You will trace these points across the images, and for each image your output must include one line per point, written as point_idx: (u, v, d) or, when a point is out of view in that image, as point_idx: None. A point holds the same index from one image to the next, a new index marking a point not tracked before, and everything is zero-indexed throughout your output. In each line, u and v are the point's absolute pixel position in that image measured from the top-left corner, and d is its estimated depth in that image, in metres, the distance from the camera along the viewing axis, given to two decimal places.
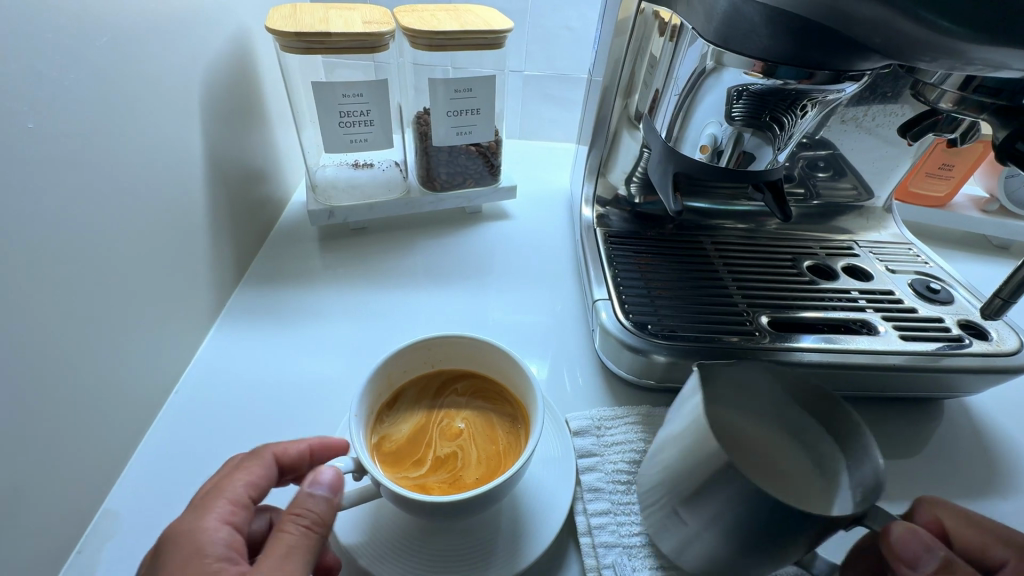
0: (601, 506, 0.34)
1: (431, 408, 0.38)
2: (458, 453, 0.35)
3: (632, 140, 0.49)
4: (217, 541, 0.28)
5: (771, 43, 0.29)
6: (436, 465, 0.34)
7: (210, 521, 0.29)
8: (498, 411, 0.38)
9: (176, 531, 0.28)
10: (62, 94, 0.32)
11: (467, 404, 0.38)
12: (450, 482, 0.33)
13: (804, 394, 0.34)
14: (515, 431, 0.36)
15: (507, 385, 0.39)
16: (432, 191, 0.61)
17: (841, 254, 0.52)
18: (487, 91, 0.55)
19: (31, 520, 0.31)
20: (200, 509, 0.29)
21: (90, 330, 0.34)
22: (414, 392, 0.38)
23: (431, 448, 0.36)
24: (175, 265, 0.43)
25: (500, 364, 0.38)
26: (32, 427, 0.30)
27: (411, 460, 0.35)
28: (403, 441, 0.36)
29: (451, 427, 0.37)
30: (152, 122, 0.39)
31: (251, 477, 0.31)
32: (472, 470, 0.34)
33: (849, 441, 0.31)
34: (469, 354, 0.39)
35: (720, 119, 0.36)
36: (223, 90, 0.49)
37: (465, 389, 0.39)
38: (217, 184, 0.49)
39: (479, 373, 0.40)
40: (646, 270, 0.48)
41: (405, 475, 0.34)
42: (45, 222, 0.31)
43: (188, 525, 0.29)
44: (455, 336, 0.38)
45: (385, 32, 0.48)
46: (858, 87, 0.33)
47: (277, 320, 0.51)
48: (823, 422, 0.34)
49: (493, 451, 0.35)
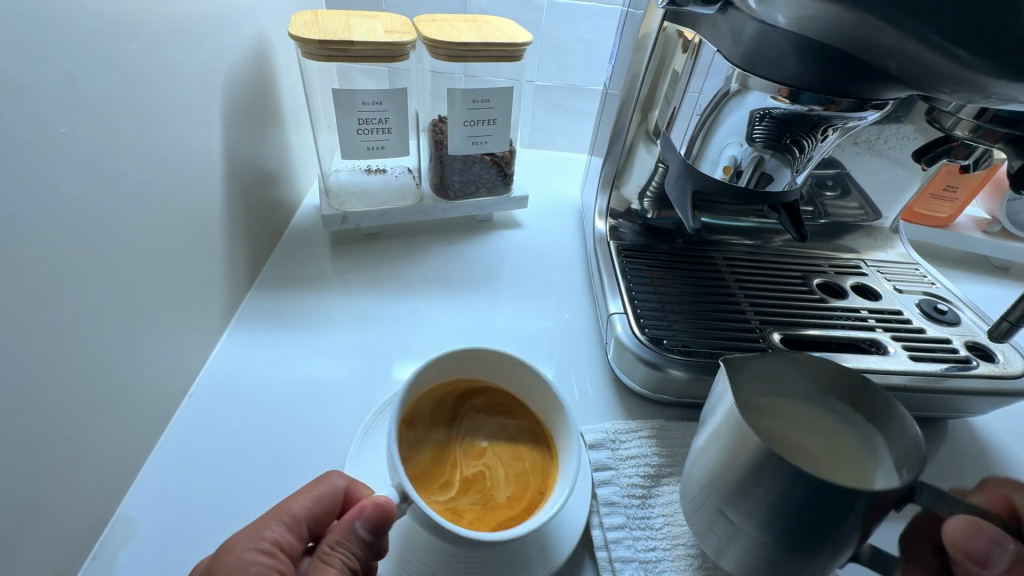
0: (618, 520, 0.35)
1: (449, 426, 0.38)
2: (485, 473, 0.36)
3: (648, 155, 0.50)
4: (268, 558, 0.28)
5: (800, 70, 0.30)
6: (465, 486, 0.35)
7: (266, 538, 0.29)
8: (520, 425, 0.39)
9: (234, 542, 0.29)
10: (91, 99, 0.32)
11: (486, 420, 0.39)
12: (482, 504, 0.34)
13: (838, 384, 0.35)
14: (543, 448, 0.37)
15: (530, 399, 0.39)
16: (445, 199, 0.61)
17: (849, 273, 0.53)
18: (504, 101, 0.55)
19: (47, 527, 0.31)
20: (261, 522, 0.29)
21: (110, 333, 0.34)
22: (428, 411, 0.38)
23: (458, 469, 0.36)
24: (192, 269, 0.43)
25: (523, 376, 0.39)
26: (55, 431, 0.30)
27: (438, 484, 0.35)
28: (428, 462, 0.36)
29: (473, 445, 0.37)
30: (172, 125, 0.39)
31: (315, 498, 0.31)
32: (504, 488, 0.35)
33: (891, 423, 0.32)
34: (489, 366, 0.39)
35: (740, 140, 0.36)
36: (243, 94, 0.49)
37: (480, 404, 0.39)
38: (234, 187, 0.49)
39: (498, 387, 0.40)
40: (659, 284, 0.48)
41: (436, 500, 0.34)
42: (73, 226, 0.31)
43: (248, 539, 0.29)
44: (467, 350, 0.38)
45: (406, 41, 0.49)
46: (879, 114, 0.34)
47: (289, 325, 0.51)
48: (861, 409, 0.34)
49: (522, 467, 0.36)
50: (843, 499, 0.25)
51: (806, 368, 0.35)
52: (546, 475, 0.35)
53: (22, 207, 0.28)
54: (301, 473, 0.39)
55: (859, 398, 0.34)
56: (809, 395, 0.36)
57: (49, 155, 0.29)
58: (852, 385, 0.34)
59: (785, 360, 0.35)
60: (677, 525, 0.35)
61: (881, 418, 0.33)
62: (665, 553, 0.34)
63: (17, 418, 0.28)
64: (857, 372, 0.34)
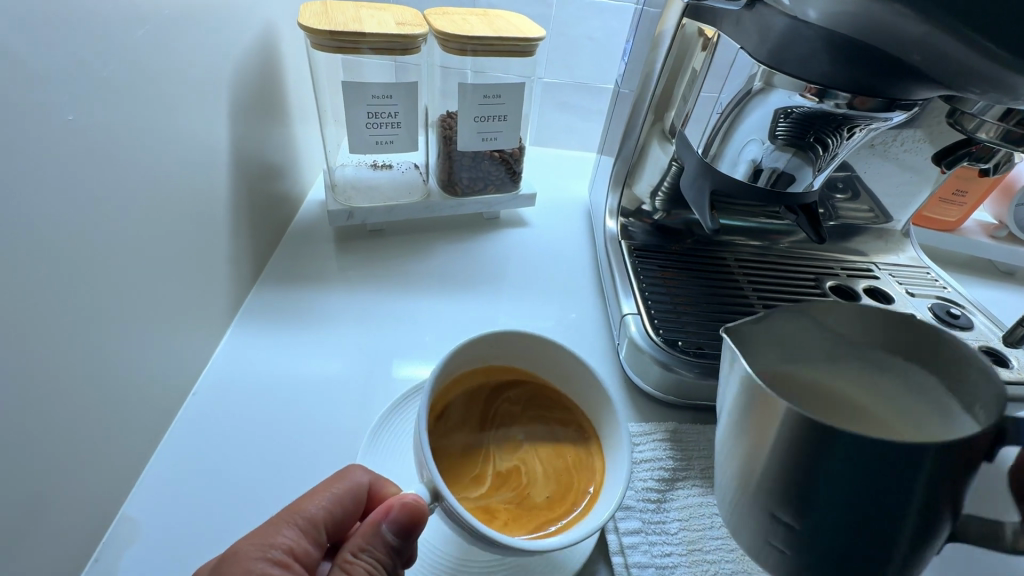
0: (633, 524, 0.34)
1: (484, 416, 0.38)
2: (521, 469, 0.36)
3: (662, 152, 0.49)
4: (277, 563, 0.27)
5: (832, 69, 0.30)
6: (499, 483, 0.35)
7: (276, 543, 0.27)
8: (557, 421, 0.39)
9: (243, 552, 0.27)
10: (101, 85, 0.31)
11: (523, 412, 0.39)
12: (517, 502, 0.34)
13: (878, 329, 0.31)
14: (585, 446, 0.37)
15: (570, 393, 0.40)
16: (453, 196, 0.60)
17: (861, 276, 0.53)
18: (515, 98, 0.55)
19: (49, 527, 0.30)
20: (272, 525, 0.28)
21: (113, 328, 0.33)
22: (462, 399, 0.38)
23: (490, 464, 0.36)
24: (196, 264, 0.42)
25: (564, 369, 0.39)
26: (60, 426, 0.30)
27: (469, 480, 0.35)
28: (459, 454, 0.36)
29: (511, 439, 0.38)
30: (179, 115, 0.38)
31: (331, 499, 0.30)
32: (542, 488, 0.36)
33: (942, 356, 0.29)
34: (526, 356, 0.40)
35: (762, 137, 0.36)
36: (250, 85, 0.48)
37: (518, 395, 0.40)
38: (239, 179, 0.48)
39: (536, 378, 0.41)
40: (671, 285, 0.48)
41: (467, 497, 0.34)
42: (80, 217, 0.30)
43: (255, 547, 0.27)
44: (504, 330, 0.38)
45: (418, 34, 0.48)
46: (905, 117, 0.33)
47: (293, 322, 0.50)
48: (904, 351, 0.31)
49: (562, 464, 0.37)
50: (892, 489, 0.23)
51: (824, 322, 0.32)
52: (587, 473, 0.36)
53: (25, 197, 0.27)
54: (307, 474, 0.39)
55: (898, 337, 0.31)
56: (839, 352, 0.33)
57: (54, 144, 0.28)
58: (883, 325, 0.31)
59: (796, 320, 0.32)
60: (693, 530, 0.35)
61: (930, 354, 0.29)
62: (681, 559, 0.33)
63: (20, 414, 0.27)
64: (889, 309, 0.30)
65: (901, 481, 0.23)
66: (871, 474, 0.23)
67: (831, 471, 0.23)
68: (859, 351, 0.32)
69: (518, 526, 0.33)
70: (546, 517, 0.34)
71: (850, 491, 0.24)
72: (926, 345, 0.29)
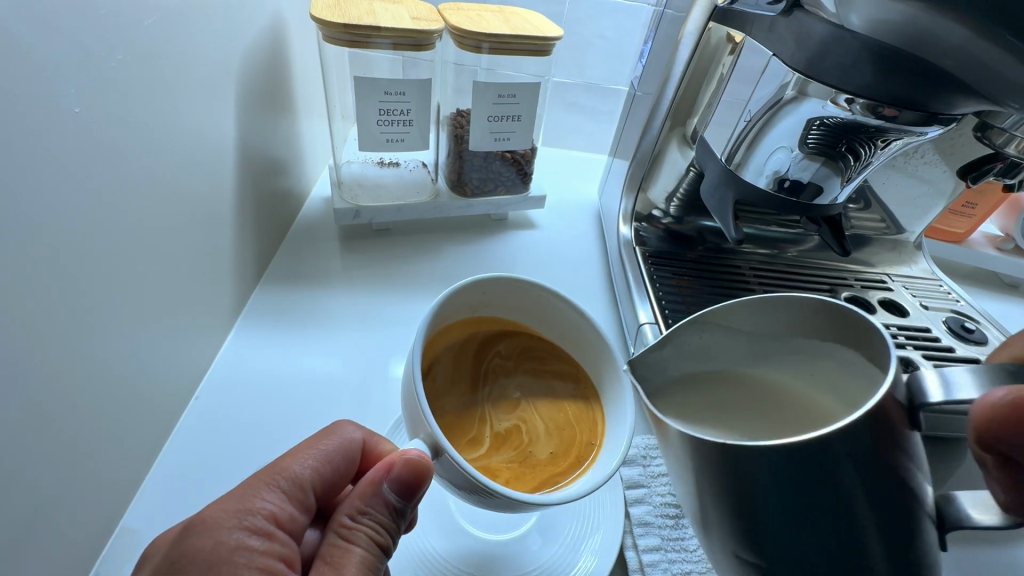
0: (652, 541, 0.33)
1: (476, 370, 0.38)
2: (520, 426, 0.37)
3: (681, 156, 0.48)
4: (259, 530, 0.24)
5: (875, 82, 0.29)
6: (498, 444, 0.35)
7: (256, 508, 0.24)
8: (551, 374, 0.39)
9: (215, 519, 0.24)
10: (110, 76, 0.29)
11: (516, 368, 0.39)
12: (519, 460, 0.35)
13: (783, 322, 0.30)
14: (582, 400, 0.38)
15: (564, 347, 0.40)
16: (462, 196, 0.59)
17: (876, 288, 0.52)
18: (530, 98, 0.54)
19: (49, 543, 0.28)
20: (251, 488, 0.25)
21: (117, 331, 0.32)
22: (450, 356, 0.38)
23: (486, 424, 0.36)
24: (201, 263, 0.40)
25: (562, 326, 0.39)
26: (64, 434, 0.28)
27: (467, 441, 0.35)
28: (451, 416, 0.36)
29: (506, 396, 0.38)
30: (186, 107, 0.37)
31: (319, 459, 0.27)
32: (544, 444, 0.36)
33: (837, 326, 0.28)
34: (517, 308, 0.39)
35: (792, 145, 0.35)
36: (258, 76, 0.47)
37: (508, 349, 0.40)
38: (245, 174, 0.46)
39: (525, 332, 0.41)
40: (686, 292, 0.47)
41: (469, 458, 0.34)
42: (87, 216, 0.29)
43: (230, 514, 0.24)
44: (499, 279, 0.37)
45: (434, 30, 0.47)
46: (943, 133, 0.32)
47: (298, 323, 0.48)
48: (810, 332, 0.29)
49: (562, 419, 0.37)
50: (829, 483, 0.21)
51: (726, 328, 0.31)
52: (587, 425, 0.37)
53: (28, 196, 0.25)
54: None
55: (797, 320, 0.30)
56: (763, 348, 0.32)
57: (58, 139, 0.27)
58: (799, 316, 0.29)
59: (707, 336, 0.32)
60: None
61: (825, 328, 0.28)
62: None
63: (24, 425, 0.26)
64: (779, 301, 0.29)
65: (831, 495, 0.21)
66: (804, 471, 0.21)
67: (758, 497, 0.22)
68: (778, 344, 0.31)
69: (521, 483, 0.33)
70: (553, 472, 0.34)
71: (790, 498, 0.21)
72: (839, 326, 0.28)
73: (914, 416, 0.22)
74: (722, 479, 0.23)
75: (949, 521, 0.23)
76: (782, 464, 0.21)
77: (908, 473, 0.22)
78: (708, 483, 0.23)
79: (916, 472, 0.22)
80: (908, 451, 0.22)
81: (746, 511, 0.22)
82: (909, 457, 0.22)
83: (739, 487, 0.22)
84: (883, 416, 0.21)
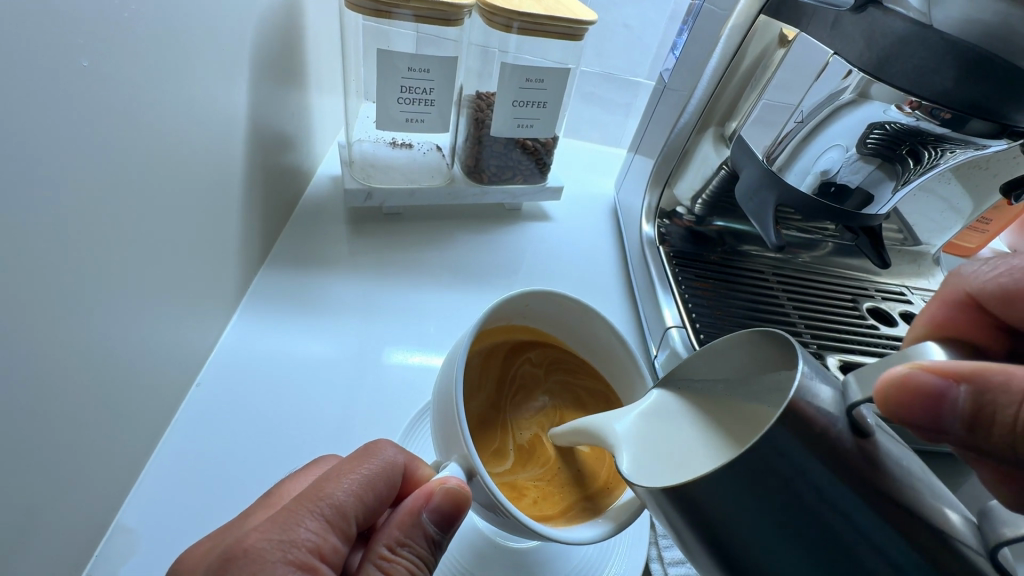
0: (679, 554, 0.33)
1: (501, 377, 0.37)
2: (541, 440, 0.36)
3: (713, 153, 0.46)
4: (301, 567, 0.22)
5: (953, 87, 0.28)
6: (523, 460, 0.34)
7: (301, 542, 0.22)
8: (580, 388, 0.38)
9: (260, 550, 0.21)
10: (122, 28, 0.27)
11: (545, 377, 0.39)
12: (545, 479, 0.34)
13: (757, 353, 0.26)
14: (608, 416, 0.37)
15: (593, 361, 0.38)
16: (478, 183, 0.56)
17: (896, 300, 0.51)
18: (559, 83, 0.51)
19: (48, 538, 0.26)
20: (294, 516, 0.23)
21: (119, 311, 0.29)
22: (479, 360, 0.37)
23: (510, 435, 0.35)
24: (205, 239, 0.37)
25: (592, 339, 0.37)
26: (69, 420, 0.26)
27: (491, 452, 0.34)
28: (478, 421, 0.35)
29: (533, 405, 0.37)
30: (202, 71, 0.34)
31: (361, 485, 0.25)
32: (569, 463, 0.35)
33: (786, 351, 0.24)
34: (556, 320, 0.37)
35: (848, 144, 0.35)
36: (272, 42, 0.44)
37: (538, 358, 0.39)
38: (254, 146, 0.43)
39: (557, 342, 0.39)
40: (710, 297, 0.45)
41: (494, 471, 0.33)
42: (94, 182, 0.26)
43: (274, 545, 0.22)
44: (539, 290, 0.34)
45: (465, 5, 0.44)
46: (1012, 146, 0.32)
47: (303, 309, 0.46)
48: (778, 364, 0.25)
49: None
50: (820, 502, 0.19)
51: (706, 362, 0.29)
52: None
53: (39, 156, 0.23)
54: None
55: (769, 353, 0.25)
56: (749, 386, 0.27)
57: (74, 96, 0.24)
58: (765, 349, 0.25)
59: (698, 375, 0.30)
60: None
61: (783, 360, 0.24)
62: None
63: (25, 412, 0.23)
64: (740, 334, 0.26)
65: (843, 549, 0.19)
66: (793, 493, 0.19)
67: (742, 521, 0.20)
68: (759, 376, 0.26)
69: (548, 504, 0.32)
70: (582, 496, 0.33)
71: (786, 522, 0.19)
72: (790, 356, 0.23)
73: (863, 424, 0.20)
74: (700, 525, 0.21)
75: (992, 540, 0.19)
76: (766, 502, 0.19)
77: (907, 489, 0.19)
78: (688, 505, 0.21)
79: (924, 495, 0.20)
80: (897, 478, 0.20)
81: (743, 564, 0.20)
82: (902, 479, 0.20)
83: (721, 540, 0.21)
84: (850, 448, 0.19)
